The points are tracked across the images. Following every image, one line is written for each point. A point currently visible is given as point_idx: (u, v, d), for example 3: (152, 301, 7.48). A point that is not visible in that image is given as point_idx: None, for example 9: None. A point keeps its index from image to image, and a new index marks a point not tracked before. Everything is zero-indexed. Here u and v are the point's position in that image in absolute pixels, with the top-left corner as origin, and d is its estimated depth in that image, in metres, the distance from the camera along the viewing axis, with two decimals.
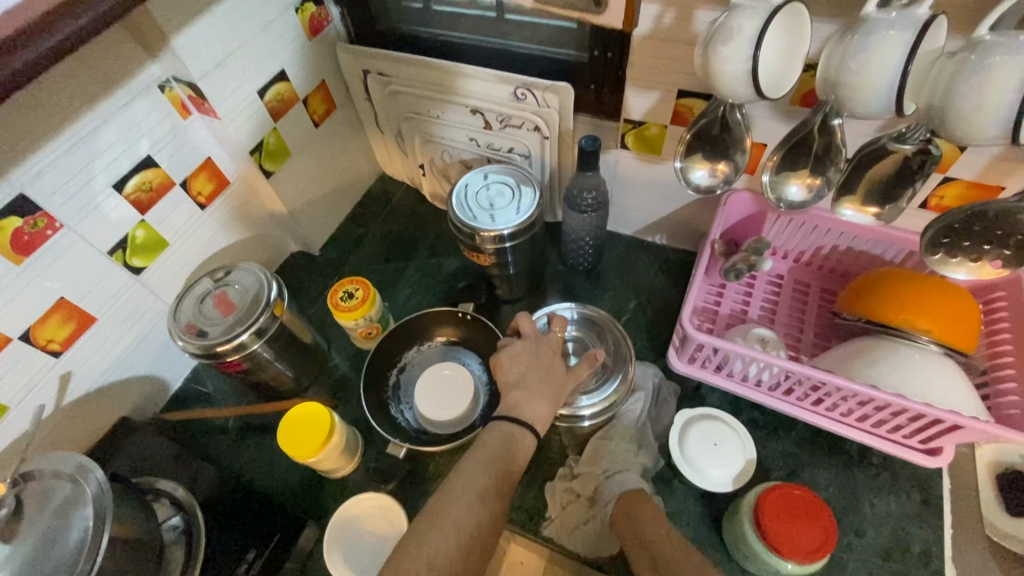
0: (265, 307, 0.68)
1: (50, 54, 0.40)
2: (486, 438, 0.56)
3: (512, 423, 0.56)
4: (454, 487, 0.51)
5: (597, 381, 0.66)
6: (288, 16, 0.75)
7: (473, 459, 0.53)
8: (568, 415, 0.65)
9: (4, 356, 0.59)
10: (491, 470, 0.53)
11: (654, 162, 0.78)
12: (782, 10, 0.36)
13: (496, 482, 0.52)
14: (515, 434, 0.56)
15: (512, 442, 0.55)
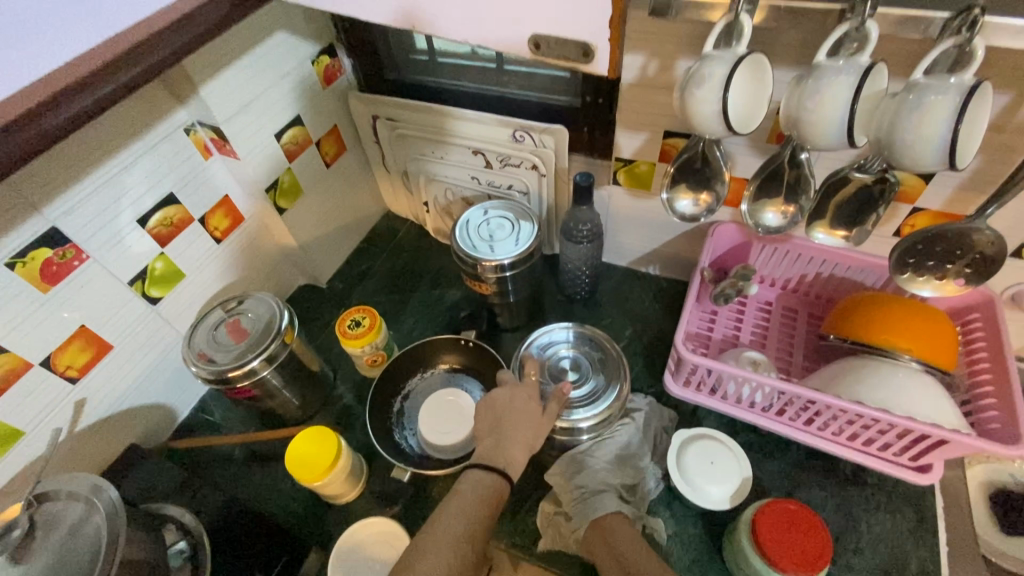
0: (276, 335, 0.71)
1: None
2: (462, 488, 0.56)
3: (487, 471, 0.57)
4: (428, 537, 0.52)
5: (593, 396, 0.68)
6: (305, 68, 0.82)
7: (449, 508, 0.54)
8: (566, 428, 0.67)
9: (24, 382, 0.61)
10: (467, 519, 0.53)
11: (644, 197, 0.83)
12: (746, 60, 0.41)
13: (469, 530, 0.52)
14: (489, 482, 0.57)
15: (491, 491, 0.56)
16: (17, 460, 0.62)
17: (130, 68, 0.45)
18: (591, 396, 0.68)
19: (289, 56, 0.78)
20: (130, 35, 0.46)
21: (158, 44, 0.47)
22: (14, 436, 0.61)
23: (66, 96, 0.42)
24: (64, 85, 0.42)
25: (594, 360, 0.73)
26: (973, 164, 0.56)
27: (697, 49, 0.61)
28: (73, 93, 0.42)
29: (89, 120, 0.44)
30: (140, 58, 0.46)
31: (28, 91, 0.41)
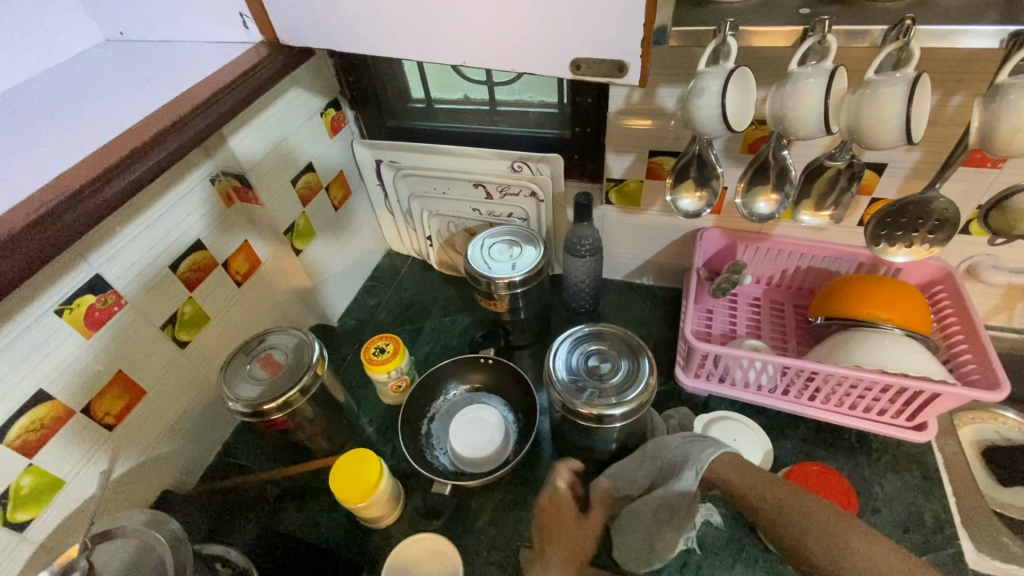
0: (308, 367, 0.73)
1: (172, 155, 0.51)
2: None
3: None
4: None
5: (624, 386, 0.66)
6: (315, 119, 0.88)
7: None
8: (599, 416, 0.64)
9: (66, 430, 0.61)
10: None
11: (635, 213, 0.91)
12: (734, 73, 0.48)
13: None
14: None
15: None
16: (58, 510, 0.61)
17: (172, 139, 0.52)
18: (621, 387, 0.66)
19: (302, 109, 0.85)
20: (173, 112, 0.53)
21: (199, 116, 0.54)
22: (55, 485, 0.60)
23: (119, 169, 0.49)
24: (119, 160, 0.49)
25: (618, 353, 0.71)
26: (915, 155, 0.66)
27: (675, 77, 0.71)
28: (125, 166, 0.50)
29: (147, 182, 0.51)
30: (182, 129, 0.53)
31: (87, 168, 0.49)
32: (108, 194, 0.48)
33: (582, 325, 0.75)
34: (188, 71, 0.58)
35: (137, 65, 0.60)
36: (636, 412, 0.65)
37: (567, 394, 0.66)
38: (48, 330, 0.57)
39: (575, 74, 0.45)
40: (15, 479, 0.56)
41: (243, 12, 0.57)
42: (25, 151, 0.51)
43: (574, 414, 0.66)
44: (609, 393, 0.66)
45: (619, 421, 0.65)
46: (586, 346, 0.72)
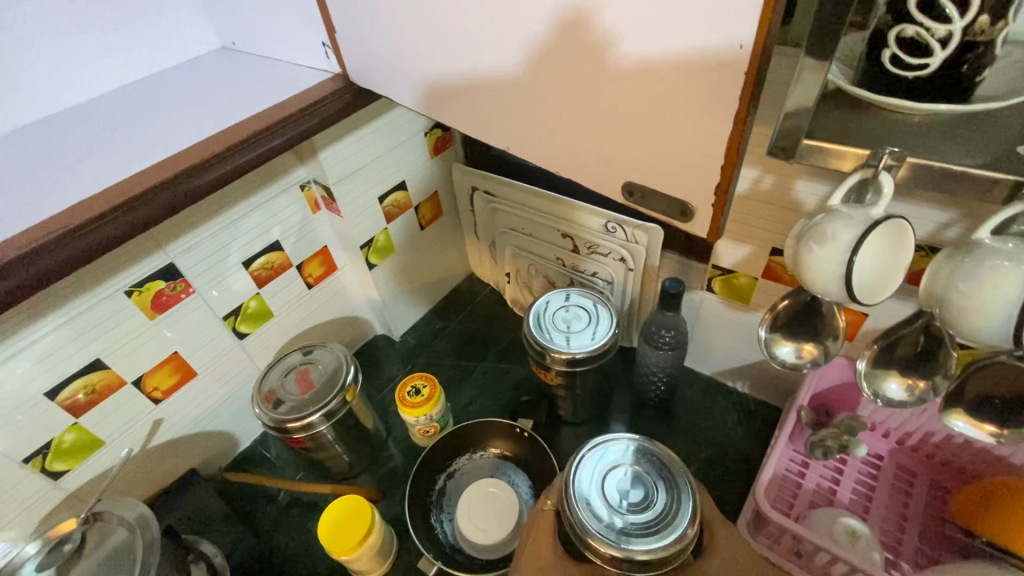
0: (339, 391, 0.72)
1: (227, 175, 0.51)
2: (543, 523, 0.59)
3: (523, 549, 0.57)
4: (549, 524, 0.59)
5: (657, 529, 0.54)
6: (419, 138, 0.86)
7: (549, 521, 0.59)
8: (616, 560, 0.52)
9: (115, 397, 0.66)
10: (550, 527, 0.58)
11: (742, 310, 0.76)
12: (881, 225, 0.38)
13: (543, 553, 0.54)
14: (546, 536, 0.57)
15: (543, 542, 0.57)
16: (91, 466, 0.67)
17: (235, 158, 0.52)
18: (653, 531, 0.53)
19: (406, 127, 0.82)
20: (243, 131, 0.53)
21: (267, 138, 0.53)
22: (96, 444, 0.66)
23: (171, 184, 0.49)
24: (177, 173, 0.49)
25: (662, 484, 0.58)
26: None
27: (822, 172, 0.55)
28: (184, 178, 0.50)
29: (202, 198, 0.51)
30: (245, 149, 0.52)
31: (148, 176, 0.49)
32: (157, 204, 0.48)
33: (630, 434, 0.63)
34: (272, 92, 0.58)
35: (234, 78, 0.61)
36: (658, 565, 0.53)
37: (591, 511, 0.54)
38: (113, 307, 0.62)
39: (627, 199, 0.41)
40: (58, 434, 0.62)
41: (324, 43, 0.55)
42: (112, 147, 0.54)
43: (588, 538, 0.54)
44: (636, 534, 0.54)
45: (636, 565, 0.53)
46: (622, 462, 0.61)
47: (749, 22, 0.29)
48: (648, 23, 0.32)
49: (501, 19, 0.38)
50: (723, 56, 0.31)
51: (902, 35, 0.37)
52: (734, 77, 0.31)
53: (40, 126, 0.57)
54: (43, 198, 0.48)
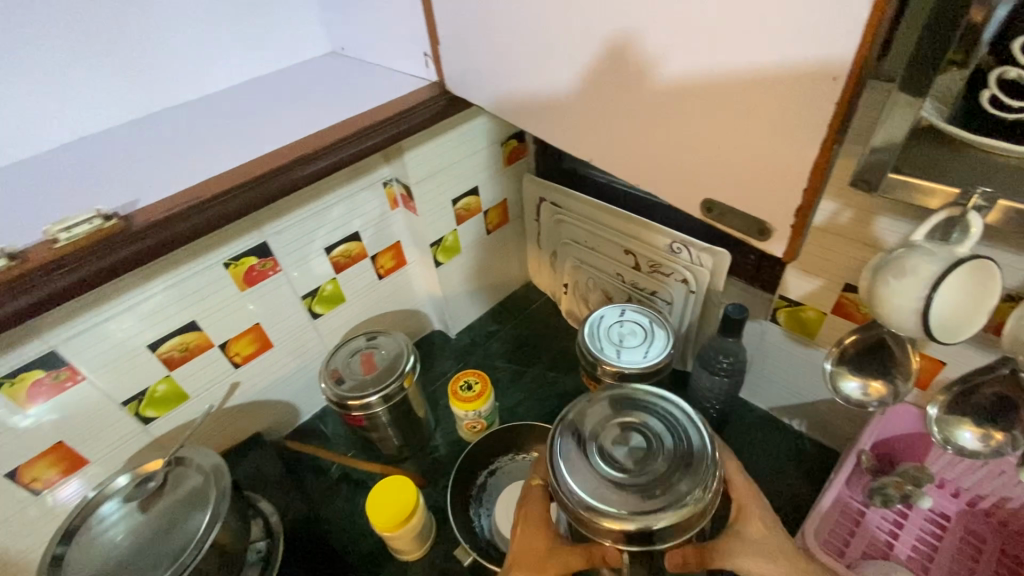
0: (398, 377, 0.76)
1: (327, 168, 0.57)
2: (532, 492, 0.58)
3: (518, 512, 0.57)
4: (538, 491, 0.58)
5: (665, 495, 0.47)
6: (495, 147, 0.90)
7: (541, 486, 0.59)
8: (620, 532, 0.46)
9: (204, 357, 0.73)
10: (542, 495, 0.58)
11: (806, 345, 0.74)
12: (965, 264, 0.38)
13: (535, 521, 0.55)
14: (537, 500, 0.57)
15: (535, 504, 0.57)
16: (177, 416, 0.75)
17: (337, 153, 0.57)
18: (660, 495, 0.47)
19: (485, 135, 0.86)
20: (345, 129, 0.58)
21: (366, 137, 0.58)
22: (182, 396, 0.74)
23: (278, 172, 0.55)
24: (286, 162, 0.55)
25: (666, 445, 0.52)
26: None
27: (907, 211, 0.54)
28: (293, 167, 0.55)
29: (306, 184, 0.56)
30: (346, 146, 0.58)
31: (261, 162, 0.55)
32: (268, 186, 0.54)
33: (627, 391, 0.57)
34: (372, 96, 0.63)
35: (340, 80, 0.68)
36: (669, 557, 0.48)
37: (591, 508, 0.46)
38: (213, 277, 0.69)
39: (706, 216, 0.43)
40: (153, 383, 0.70)
41: (426, 53, 0.60)
42: (233, 134, 0.61)
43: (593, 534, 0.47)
44: (642, 502, 0.47)
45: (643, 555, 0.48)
46: (615, 430, 0.53)
47: (846, 55, 0.30)
48: (746, 53, 0.34)
49: (600, 40, 0.41)
50: (816, 86, 0.32)
51: (1005, 77, 0.38)
52: (826, 106, 0.32)
53: (176, 113, 0.66)
54: (174, 174, 0.55)
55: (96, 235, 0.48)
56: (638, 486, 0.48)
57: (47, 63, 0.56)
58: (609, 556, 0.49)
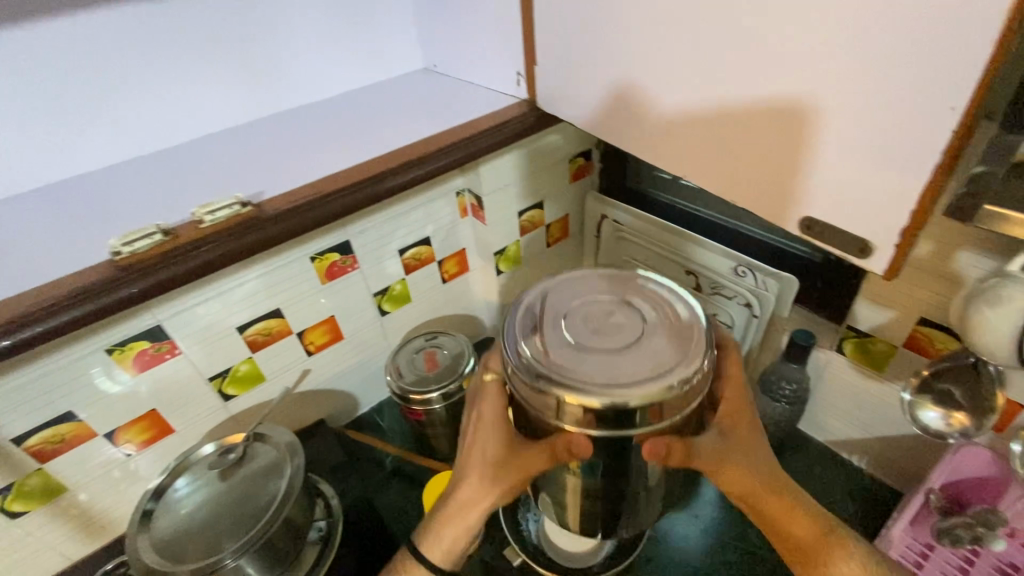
0: (458, 377, 0.79)
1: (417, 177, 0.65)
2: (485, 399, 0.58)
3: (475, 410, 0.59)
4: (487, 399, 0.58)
5: (620, 361, 0.46)
6: (563, 164, 0.93)
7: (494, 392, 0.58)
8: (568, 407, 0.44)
9: (283, 343, 0.79)
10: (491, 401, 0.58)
11: (871, 379, 0.73)
12: None
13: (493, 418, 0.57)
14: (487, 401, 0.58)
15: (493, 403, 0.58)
16: (254, 395, 0.80)
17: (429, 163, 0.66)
18: (613, 363, 0.46)
19: (555, 152, 0.90)
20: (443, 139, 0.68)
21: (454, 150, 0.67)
22: (260, 378, 0.80)
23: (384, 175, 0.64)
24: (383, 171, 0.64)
25: (625, 324, 0.49)
26: None
27: (993, 248, 0.53)
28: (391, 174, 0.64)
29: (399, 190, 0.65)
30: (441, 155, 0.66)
31: None
32: (374, 189, 0.63)
33: (581, 277, 0.54)
34: (467, 111, 0.74)
35: (439, 95, 0.80)
36: (644, 445, 0.46)
37: (543, 391, 0.44)
38: (300, 269, 0.75)
39: (804, 232, 0.46)
40: (236, 363, 0.76)
41: (519, 73, 0.70)
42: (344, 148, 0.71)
43: (553, 421, 0.46)
44: (593, 374, 0.45)
45: (612, 442, 0.46)
46: (571, 312, 0.50)
47: (966, 89, 0.33)
48: (863, 82, 0.38)
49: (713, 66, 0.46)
50: (933, 116, 0.35)
51: None
52: (941, 133, 0.35)
53: (296, 119, 0.79)
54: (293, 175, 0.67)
55: (236, 217, 0.59)
56: (592, 357, 0.46)
57: (184, 71, 0.71)
58: (573, 446, 0.46)
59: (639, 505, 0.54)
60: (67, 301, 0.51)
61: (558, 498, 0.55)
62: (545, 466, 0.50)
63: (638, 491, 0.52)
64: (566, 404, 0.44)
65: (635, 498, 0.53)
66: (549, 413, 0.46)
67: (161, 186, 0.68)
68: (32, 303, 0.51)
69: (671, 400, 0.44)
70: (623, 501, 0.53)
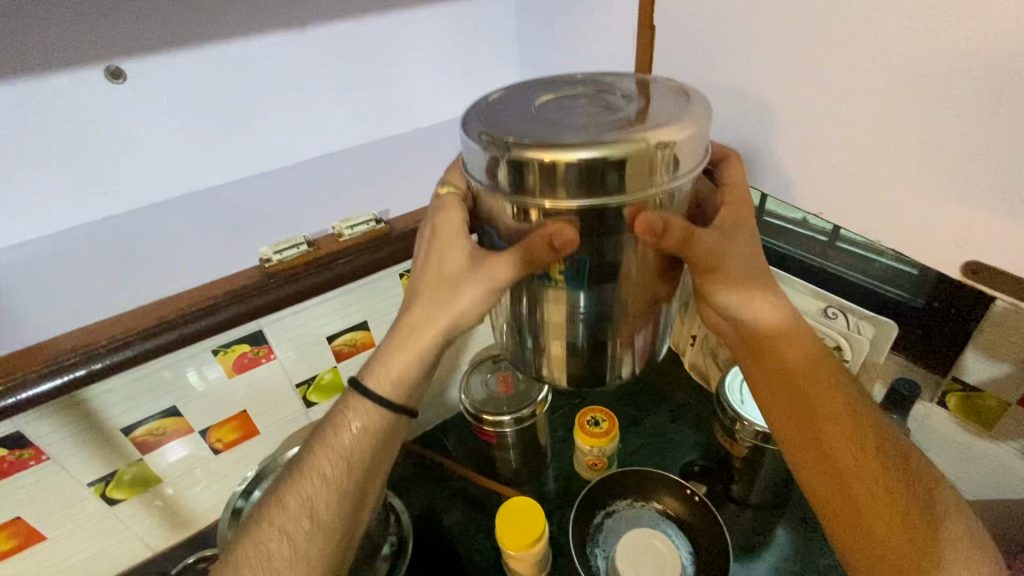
0: (531, 403, 0.79)
1: None
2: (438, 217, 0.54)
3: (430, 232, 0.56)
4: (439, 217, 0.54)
5: (591, 128, 0.41)
6: None
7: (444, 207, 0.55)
8: (538, 173, 0.40)
9: (363, 354, 0.81)
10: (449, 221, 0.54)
11: (979, 435, 0.68)
12: None
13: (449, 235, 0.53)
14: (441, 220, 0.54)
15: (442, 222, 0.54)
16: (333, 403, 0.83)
17: None
18: (584, 128, 0.41)
19: None
20: None
21: None
22: (339, 387, 0.82)
23: None
24: None
25: (595, 105, 0.45)
26: None
27: None
28: None
29: None
30: None
31: None
32: None
33: (548, 78, 0.50)
34: None
35: None
36: (636, 220, 0.42)
37: (517, 159, 0.40)
38: (386, 284, 0.77)
39: (970, 275, 0.51)
40: (321, 371, 0.79)
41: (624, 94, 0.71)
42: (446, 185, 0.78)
43: (532, 202, 0.42)
44: (563, 135, 0.41)
45: (594, 220, 0.42)
46: (538, 100, 0.47)
47: None
48: None
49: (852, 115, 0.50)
50: None
51: None
52: None
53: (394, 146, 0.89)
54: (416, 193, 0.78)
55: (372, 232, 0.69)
56: (560, 126, 0.42)
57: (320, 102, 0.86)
58: (557, 236, 0.42)
59: (619, 336, 0.51)
60: (219, 304, 0.61)
61: (536, 332, 0.51)
62: (518, 273, 0.47)
63: (619, 309, 0.49)
64: (541, 172, 0.40)
65: (616, 319, 0.49)
66: (528, 192, 0.42)
67: (284, 206, 0.79)
68: (189, 306, 0.60)
69: (657, 157, 0.40)
70: (605, 327, 0.49)
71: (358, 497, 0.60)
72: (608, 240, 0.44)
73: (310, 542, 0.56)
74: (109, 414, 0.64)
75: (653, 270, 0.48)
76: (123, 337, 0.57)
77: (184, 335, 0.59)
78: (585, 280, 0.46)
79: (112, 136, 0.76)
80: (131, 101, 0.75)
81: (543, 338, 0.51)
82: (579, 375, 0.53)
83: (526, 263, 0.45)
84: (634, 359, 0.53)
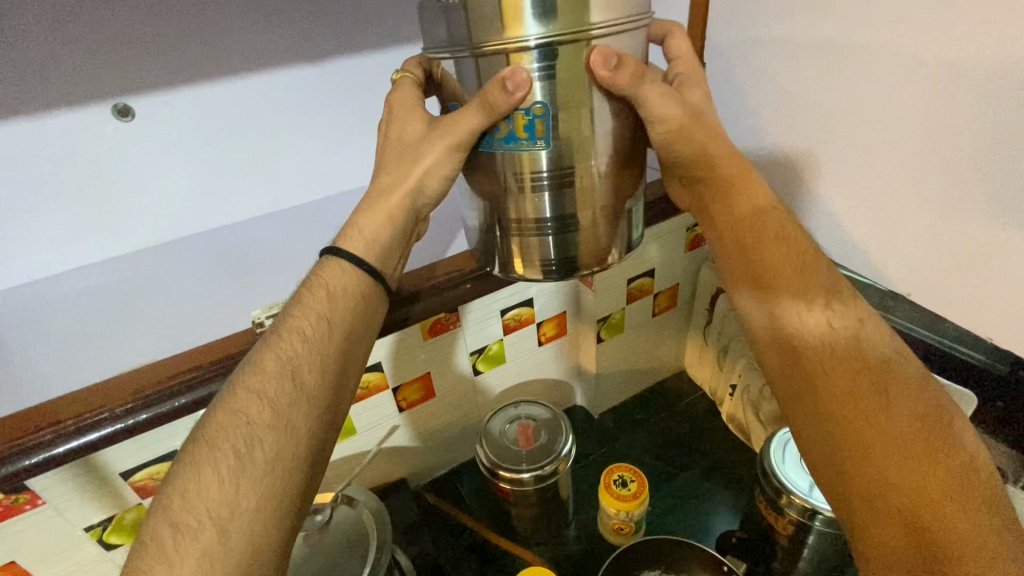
0: (553, 459, 0.73)
1: None
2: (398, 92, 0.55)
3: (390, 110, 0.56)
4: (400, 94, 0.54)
5: None
6: (680, 232, 0.87)
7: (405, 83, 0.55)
8: (484, 11, 0.41)
9: (378, 397, 0.76)
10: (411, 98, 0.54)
11: None
12: None
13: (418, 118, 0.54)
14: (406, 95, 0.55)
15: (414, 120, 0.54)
16: (343, 448, 0.77)
17: None
18: None
19: (675, 220, 0.84)
20: None
21: None
22: (350, 431, 0.77)
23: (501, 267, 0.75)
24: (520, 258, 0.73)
25: None
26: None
27: None
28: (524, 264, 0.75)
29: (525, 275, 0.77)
30: None
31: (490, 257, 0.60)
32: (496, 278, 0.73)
33: None
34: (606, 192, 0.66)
35: None
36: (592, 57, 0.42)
37: (468, 2, 0.41)
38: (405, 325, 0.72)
39: None
40: None
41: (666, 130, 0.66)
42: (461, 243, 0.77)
43: (484, 49, 0.43)
44: None
45: (548, 64, 0.43)
46: None
47: None
48: None
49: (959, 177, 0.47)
50: None
51: None
52: None
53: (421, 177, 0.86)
54: None
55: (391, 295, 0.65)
56: None
57: None
58: (511, 78, 0.43)
59: (586, 204, 0.48)
60: (200, 375, 0.59)
61: (505, 210, 0.49)
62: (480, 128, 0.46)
63: (581, 164, 0.47)
64: (491, 16, 0.41)
65: (580, 180, 0.47)
66: (479, 39, 0.43)
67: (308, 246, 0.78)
68: (165, 377, 0.58)
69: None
70: (570, 194, 0.48)
71: (344, 377, 0.53)
72: (562, 85, 0.43)
73: (291, 406, 0.48)
74: (108, 460, 0.61)
75: (612, 118, 0.47)
76: (92, 411, 0.55)
77: (163, 412, 0.57)
78: (550, 133, 0.45)
79: (115, 180, 0.77)
80: (134, 142, 0.76)
81: (513, 216, 0.49)
82: (554, 259, 0.51)
83: (484, 111, 0.45)
84: (606, 235, 0.51)
